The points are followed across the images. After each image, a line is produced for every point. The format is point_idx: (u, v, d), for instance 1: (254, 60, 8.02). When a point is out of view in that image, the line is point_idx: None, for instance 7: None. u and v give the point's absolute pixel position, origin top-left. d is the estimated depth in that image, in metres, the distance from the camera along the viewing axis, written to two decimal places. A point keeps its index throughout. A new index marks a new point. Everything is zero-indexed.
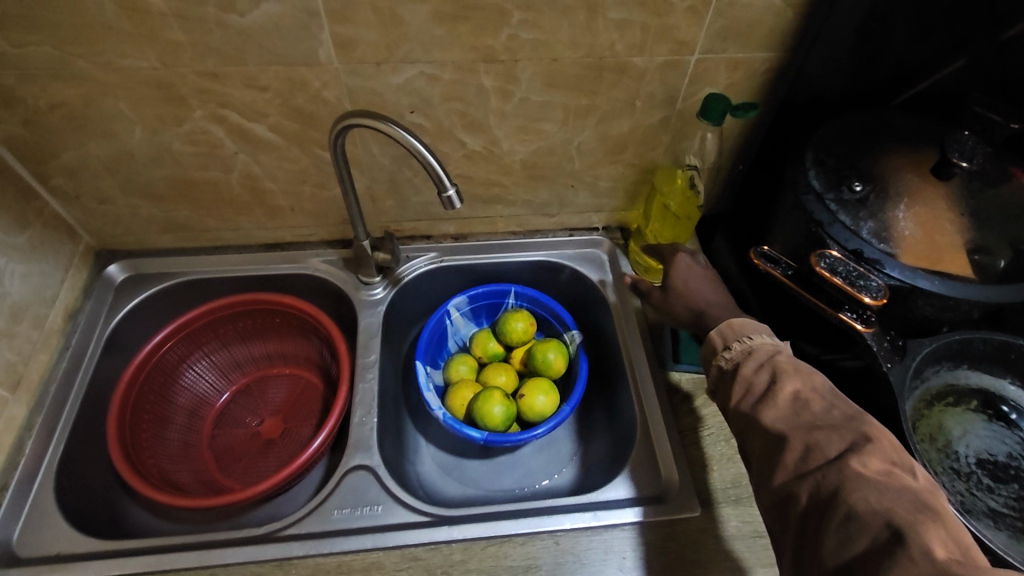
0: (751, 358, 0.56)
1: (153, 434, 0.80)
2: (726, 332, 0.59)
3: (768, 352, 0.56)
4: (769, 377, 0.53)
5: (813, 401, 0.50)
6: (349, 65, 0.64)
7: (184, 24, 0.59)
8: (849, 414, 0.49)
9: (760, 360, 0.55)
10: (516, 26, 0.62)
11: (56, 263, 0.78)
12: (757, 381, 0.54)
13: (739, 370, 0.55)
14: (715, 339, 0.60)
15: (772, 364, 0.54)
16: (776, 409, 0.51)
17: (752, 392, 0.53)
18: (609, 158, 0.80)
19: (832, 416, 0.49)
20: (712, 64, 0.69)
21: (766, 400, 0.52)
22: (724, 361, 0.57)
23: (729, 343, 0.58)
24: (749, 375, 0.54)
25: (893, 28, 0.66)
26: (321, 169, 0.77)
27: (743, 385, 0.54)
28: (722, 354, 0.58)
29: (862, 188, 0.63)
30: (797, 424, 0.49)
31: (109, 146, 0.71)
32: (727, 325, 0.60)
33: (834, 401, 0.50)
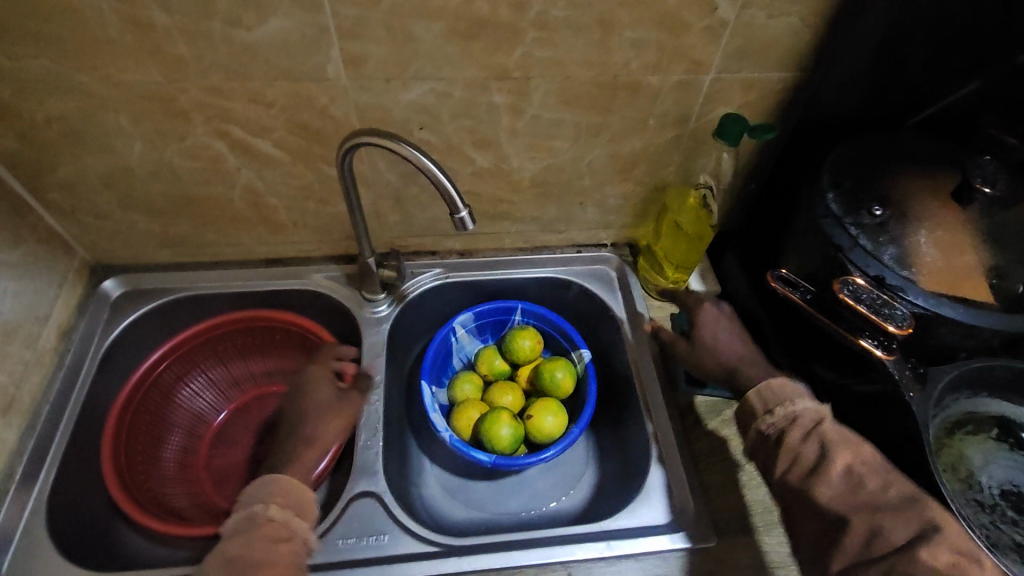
0: (796, 427, 0.57)
1: (148, 455, 0.78)
2: (766, 395, 0.60)
3: (810, 420, 0.58)
4: (819, 451, 0.56)
5: (867, 478, 0.53)
6: (357, 82, 0.63)
7: (188, 38, 0.57)
8: (904, 493, 0.52)
9: (807, 430, 0.57)
10: (530, 43, 0.61)
11: (50, 279, 0.76)
12: (805, 453, 0.56)
13: (786, 440, 0.57)
14: (756, 401, 0.61)
15: (820, 435, 0.56)
16: (831, 487, 0.54)
17: (798, 466, 0.56)
18: (620, 175, 0.79)
19: (887, 495, 0.52)
20: (727, 84, 0.68)
21: (818, 474, 0.54)
22: (766, 426, 0.59)
23: (770, 406, 0.60)
24: (797, 447, 0.56)
25: (911, 51, 0.65)
26: (326, 186, 0.75)
27: (790, 457, 0.56)
28: (763, 418, 0.59)
29: (882, 213, 0.62)
30: (855, 505, 0.52)
31: (107, 160, 0.69)
32: (766, 386, 0.61)
33: (889, 479, 0.53)
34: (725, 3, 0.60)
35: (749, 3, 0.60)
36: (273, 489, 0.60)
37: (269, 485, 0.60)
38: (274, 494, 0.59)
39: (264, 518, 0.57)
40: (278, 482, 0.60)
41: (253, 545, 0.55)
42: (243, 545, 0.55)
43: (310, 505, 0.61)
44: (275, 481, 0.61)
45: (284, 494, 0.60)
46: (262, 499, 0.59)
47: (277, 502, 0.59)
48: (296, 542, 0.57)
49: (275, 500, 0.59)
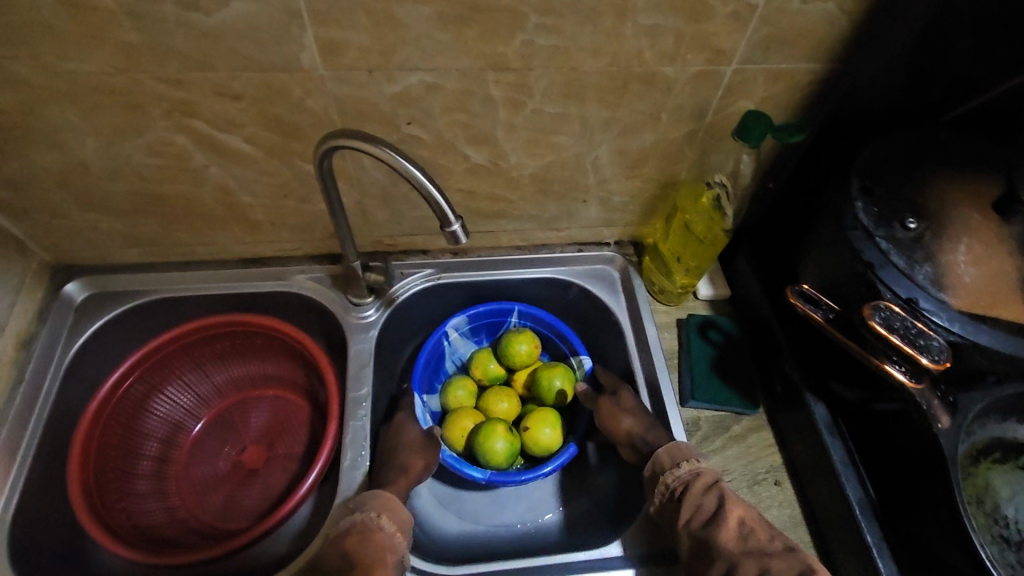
0: (698, 479, 0.58)
1: (120, 470, 0.73)
2: (675, 452, 0.62)
3: (712, 477, 0.59)
4: (717, 500, 0.56)
5: (758, 529, 0.53)
6: (336, 72, 0.55)
7: (138, 22, 0.50)
8: (787, 545, 0.51)
9: (707, 483, 0.58)
10: (532, 30, 0.54)
11: (5, 285, 0.69)
12: (705, 503, 0.56)
13: (688, 491, 0.58)
14: (664, 457, 0.62)
15: (717, 488, 0.57)
16: (728, 531, 0.53)
17: (700, 515, 0.56)
18: (627, 172, 0.73)
19: (774, 545, 0.51)
20: (750, 76, 0.61)
21: (717, 522, 0.54)
22: (671, 480, 0.60)
23: (677, 462, 0.61)
24: (697, 497, 0.57)
25: (956, 40, 0.58)
26: (305, 183, 0.68)
27: (691, 505, 0.57)
28: (670, 472, 0.61)
29: (916, 226, 0.56)
30: (748, 551, 0.51)
31: (58, 157, 0.62)
32: (674, 446, 0.63)
33: (776, 531, 0.52)
34: None
35: None
36: (383, 502, 0.60)
37: (379, 496, 0.61)
38: (382, 506, 0.60)
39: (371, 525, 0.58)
40: (387, 498, 0.61)
41: (363, 548, 0.55)
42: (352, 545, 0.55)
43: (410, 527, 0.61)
44: (383, 495, 0.61)
45: (391, 508, 0.60)
46: (374, 508, 0.59)
47: (386, 514, 0.59)
48: (394, 556, 0.56)
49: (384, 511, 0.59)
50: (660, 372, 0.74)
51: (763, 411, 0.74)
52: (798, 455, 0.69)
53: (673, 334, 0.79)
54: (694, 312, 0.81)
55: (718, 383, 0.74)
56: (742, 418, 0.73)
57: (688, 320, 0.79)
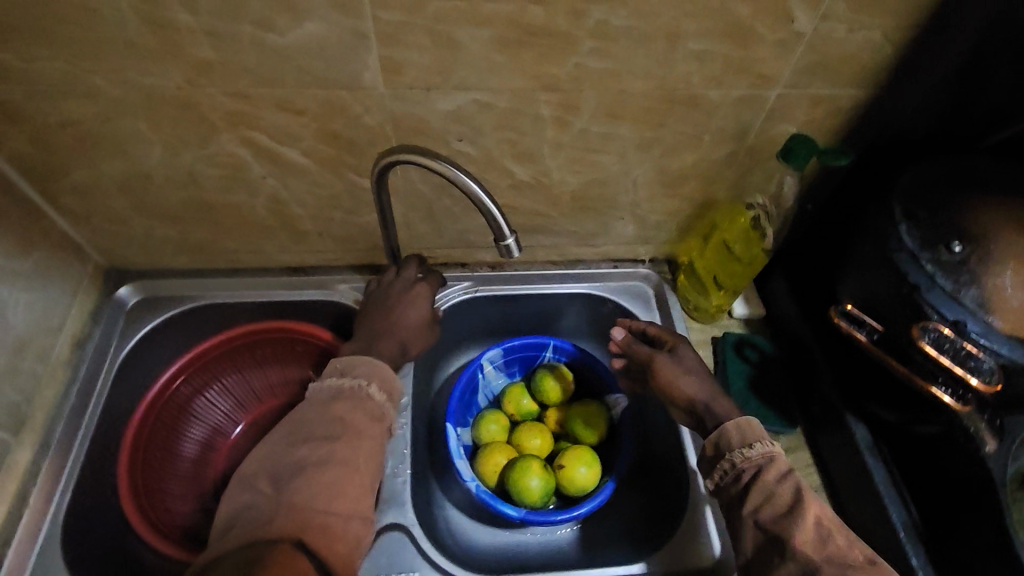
0: (772, 466, 0.54)
1: (164, 471, 0.75)
2: (745, 429, 0.57)
3: (786, 464, 0.55)
4: (793, 493, 0.52)
5: (835, 532, 0.49)
6: (394, 91, 0.58)
7: (214, 41, 0.53)
8: (870, 557, 0.48)
9: (782, 472, 0.54)
10: (585, 53, 0.56)
11: (63, 287, 0.72)
12: (779, 494, 0.52)
13: (760, 477, 0.53)
14: (732, 434, 0.57)
15: (793, 479, 0.53)
16: (802, 528, 0.49)
17: (773, 504, 0.52)
18: (666, 191, 0.74)
19: (854, 553, 0.48)
20: (794, 100, 0.63)
21: (792, 518, 0.50)
22: (738, 460, 0.56)
23: (747, 442, 0.57)
24: (770, 485, 0.53)
25: (1000, 68, 0.59)
26: (354, 195, 0.70)
27: (763, 492, 0.53)
28: (737, 452, 0.56)
29: (961, 249, 0.57)
30: (824, 554, 0.48)
31: (124, 166, 0.65)
32: (746, 423, 0.58)
33: (854, 539, 0.49)
34: (803, 14, 0.54)
35: (830, 13, 0.54)
36: (375, 371, 0.60)
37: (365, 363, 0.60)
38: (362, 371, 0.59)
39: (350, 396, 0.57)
40: (377, 365, 0.60)
41: (354, 411, 0.55)
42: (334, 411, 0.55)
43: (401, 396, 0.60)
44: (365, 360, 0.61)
45: (383, 380, 0.59)
46: (364, 376, 0.59)
47: (377, 382, 0.59)
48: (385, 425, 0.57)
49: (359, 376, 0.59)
50: None
51: (801, 432, 0.74)
52: (837, 476, 0.69)
53: (708, 351, 0.80)
54: (728, 330, 0.82)
55: (755, 402, 0.74)
56: (778, 438, 0.74)
57: (723, 338, 0.79)
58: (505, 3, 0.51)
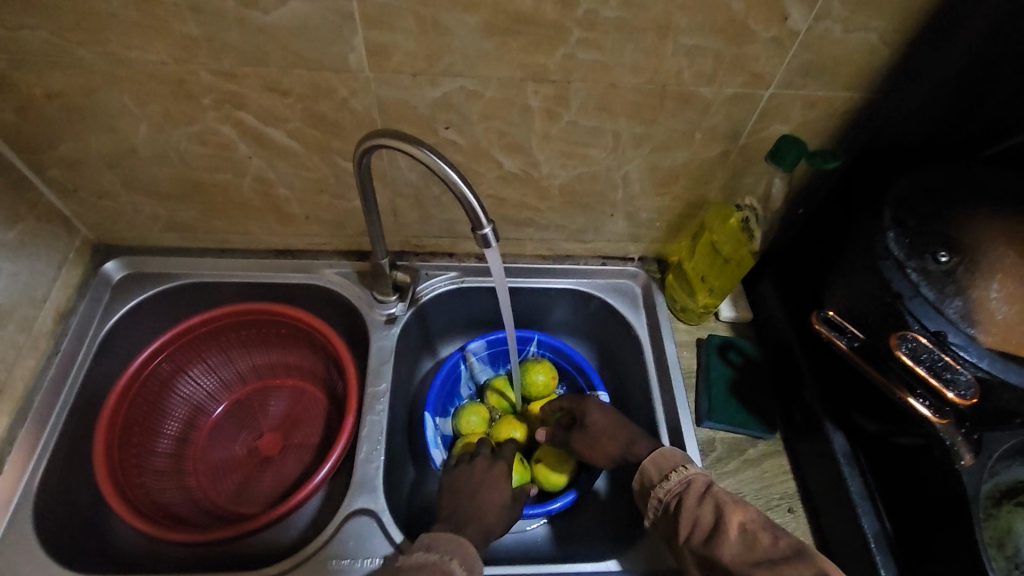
0: (689, 489, 0.58)
1: (142, 446, 0.76)
2: (660, 462, 0.62)
3: (702, 482, 0.59)
4: (713, 510, 0.55)
5: (759, 533, 0.52)
6: (380, 74, 0.57)
7: (199, 17, 0.52)
8: (795, 546, 0.50)
9: (700, 492, 0.57)
10: (573, 44, 0.55)
11: (49, 259, 0.72)
12: (702, 514, 0.56)
13: (682, 504, 0.57)
14: (649, 469, 0.62)
15: (711, 494, 0.57)
16: (729, 545, 0.52)
17: (700, 527, 0.55)
18: (657, 189, 0.73)
19: (779, 548, 0.50)
20: (787, 101, 0.62)
21: (717, 535, 0.53)
22: (662, 493, 0.60)
23: (664, 473, 0.61)
24: (693, 508, 0.56)
25: (1000, 78, 0.57)
26: (341, 180, 0.70)
27: (688, 518, 0.56)
28: (660, 486, 0.61)
29: (948, 260, 0.56)
30: (751, 562, 0.50)
31: (111, 140, 0.64)
32: (659, 454, 0.63)
33: (777, 532, 0.51)
34: (798, 13, 0.53)
35: (825, 13, 0.53)
36: (456, 546, 0.57)
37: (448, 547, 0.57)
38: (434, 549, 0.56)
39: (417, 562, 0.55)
40: (460, 542, 0.57)
41: None
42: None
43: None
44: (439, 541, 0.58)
45: (452, 550, 0.56)
46: (441, 551, 0.56)
47: (458, 559, 0.55)
48: None
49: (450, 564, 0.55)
50: (675, 391, 0.74)
51: (781, 438, 0.73)
52: (814, 483, 0.68)
53: (692, 353, 0.79)
54: (714, 333, 0.81)
55: (735, 405, 0.74)
56: (757, 442, 0.73)
57: (707, 341, 0.79)
58: None
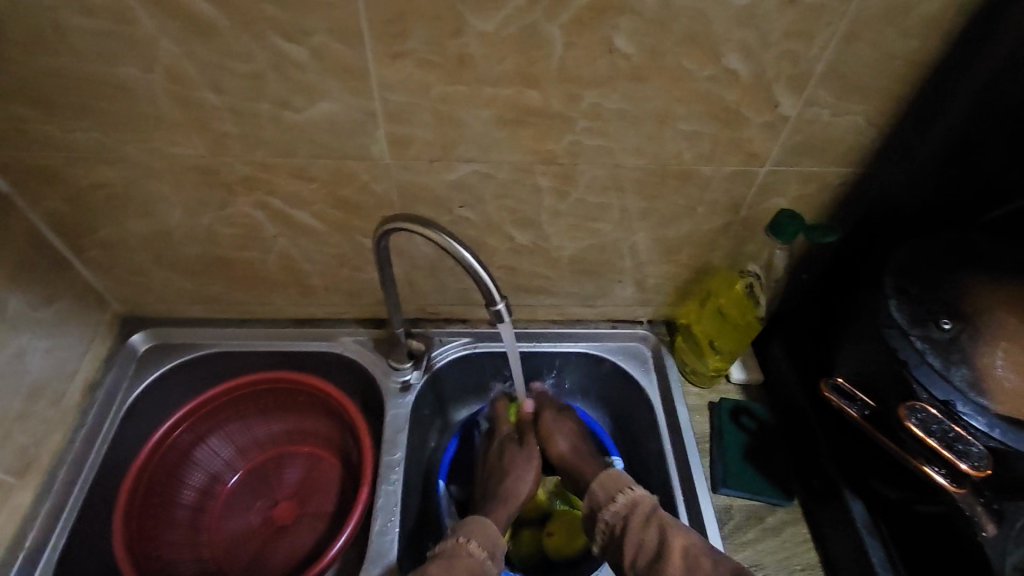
0: (636, 513, 0.61)
1: (160, 517, 0.77)
2: (607, 486, 0.65)
3: (648, 504, 0.62)
4: (657, 534, 0.58)
5: (701, 556, 0.55)
6: (400, 161, 0.61)
7: (236, 117, 0.57)
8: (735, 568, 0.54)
9: (644, 515, 0.60)
10: (579, 132, 0.59)
11: (81, 334, 0.76)
12: (647, 539, 0.58)
13: (629, 529, 0.60)
14: (598, 492, 0.65)
15: (656, 518, 0.59)
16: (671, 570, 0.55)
17: (644, 552, 0.58)
18: (663, 257, 0.76)
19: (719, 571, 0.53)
20: (784, 176, 0.65)
21: (661, 559, 0.56)
22: (609, 516, 0.62)
23: (612, 497, 0.64)
24: (638, 534, 0.59)
25: (986, 153, 0.60)
26: (360, 255, 0.73)
27: (634, 543, 0.59)
28: (607, 509, 0.63)
29: (951, 327, 0.57)
30: None
31: (147, 225, 0.69)
32: (607, 478, 0.66)
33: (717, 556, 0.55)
34: (787, 101, 0.57)
35: (814, 100, 0.57)
36: (478, 526, 0.64)
37: (499, 539, 0.63)
38: (487, 539, 0.63)
39: (479, 554, 0.60)
40: (481, 525, 0.64)
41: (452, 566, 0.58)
42: (460, 568, 0.58)
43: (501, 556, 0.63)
44: (483, 523, 0.64)
45: (484, 535, 0.63)
46: (466, 534, 0.62)
47: (477, 539, 0.62)
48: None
49: (498, 560, 0.62)
50: (691, 457, 0.74)
51: (799, 504, 0.73)
52: (836, 552, 0.67)
53: (705, 418, 0.79)
54: (726, 396, 0.81)
55: (751, 472, 0.73)
56: (776, 509, 0.72)
57: (720, 404, 0.79)
58: (504, 87, 0.55)
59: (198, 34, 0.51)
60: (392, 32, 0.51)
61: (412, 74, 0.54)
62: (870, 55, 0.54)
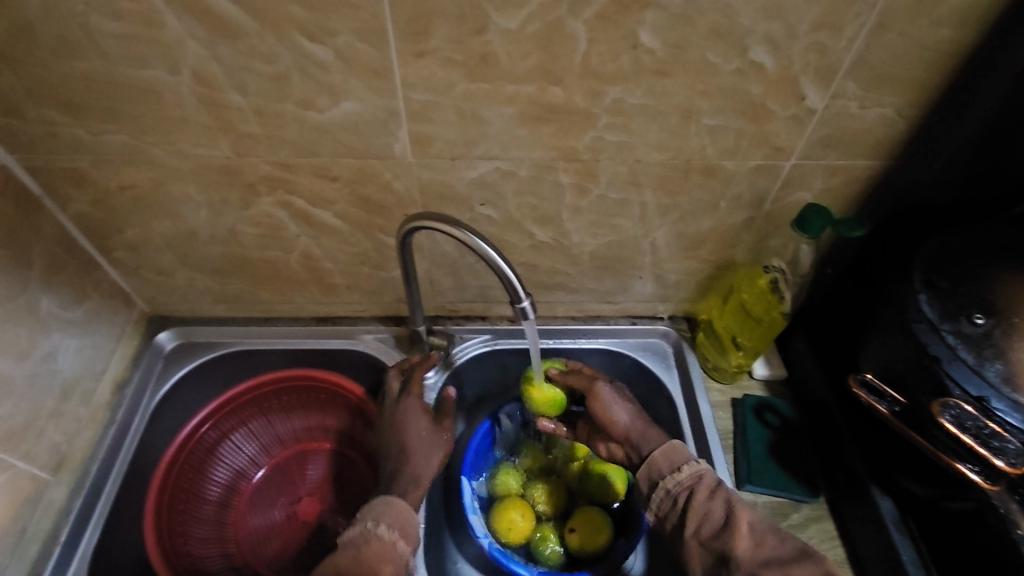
0: (702, 484, 0.60)
1: (188, 513, 0.78)
2: (671, 455, 0.64)
3: (713, 479, 0.61)
4: (724, 508, 0.58)
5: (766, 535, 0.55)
6: (422, 160, 0.62)
7: (261, 118, 0.58)
8: (801, 548, 0.54)
9: (711, 488, 0.60)
10: (602, 128, 0.59)
11: (109, 333, 0.77)
12: (713, 510, 0.58)
13: (694, 498, 0.59)
14: (661, 460, 0.64)
15: (722, 493, 0.59)
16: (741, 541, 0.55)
17: (709, 523, 0.57)
18: (684, 252, 0.75)
19: (786, 548, 0.54)
20: (809, 170, 0.64)
21: (729, 530, 0.56)
22: (672, 484, 0.61)
23: (675, 466, 0.63)
24: (704, 505, 0.59)
25: (1019, 143, 0.58)
26: (382, 253, 0.74)
27: (698, 514, 0.58)
28: (669, 477, 0.62)
29: (984, 322, 0.56)
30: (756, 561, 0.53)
31: (173, 225, 0.70)
32: (671, 446, 0.64)
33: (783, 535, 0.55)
34: (814, 94, 0.56)
35: (841, 92, 0.56)
36: (382, 510, 0.61)
37: (406, 515, 0.62)
38: (397, 518, 0.61)
39: (389, 537, 0.59)
40: (385, 505, 0.62)
41: (361, 560, 0.56)
42: (367, 558, 0.57)
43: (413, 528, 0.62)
44: (393, 504, 0.63)
45: (393, 516, 0.61)
46: (374, 518, 0.61)
47: (385, 523, 0.60)
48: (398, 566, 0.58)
49: (412, 536, 0.61)
50: (714, 453, 0.74)
51: (824, 501, 0.72)
52: (864, 551, 0.66)
53: (727, 414, 0.79)
54: (748, 392, 0.81)
55: (775, 469, 0.73)
56: (801, 506, 0.71)
57: (742, 400, 0.79)
58: (526, 84, 0.55)
59: (224, 36, 0.51)
60: (416, 31, 0.51)
61: (435, 72, 0.54)
62: (900, 45, 0.53)
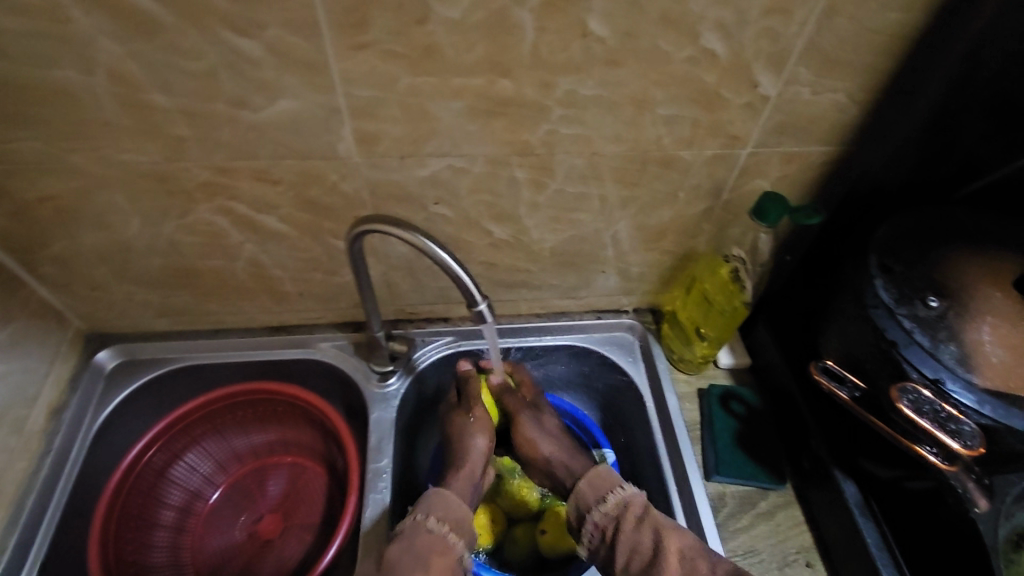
0: (627, 513, 0.59)
1: (139, 541, 0.74)
2: (596, 485, 0.63)
3: (640, 503, 0.60)
4: (652, 536, 0.57)
5: (699, 561, 0.55)
6: (370, 159, 0.59)
7: (190, 119, 0.54)
8: (733, 570, 0.53)
9: (636, 516, 0.59)
10: (555, 121, 0.57)
11: (42, 355, 0.72)
12: (641, 541, 0.57)
13: (622, 529, 0.58)
14: (587, 492, 0.63)
15: (649, 520, 0.58)
16: (672, 572, 0.54)
17: (639, 554, 0.57)
18: (646, 245, 0.74)
19: (719, 575, 0.53)
20: (765, 157, 0.64)
21: (658, 561, 0.55)
22: (598, 517, 0.61)
23: (601, 497, 0.62)
24: (632, 534, 0.58)
25: (965, 125, 0.59)
26: (333, 258, 0.70)
27: (628, 545, 0.57)
28: (595, 510, 0.61)
29: (938, 304, 0.56)
30: None
31: (104, 237, 0.65)
32: (596, 475, 0.64)
33: (717, 559, 0.54)
34: (767, 81, 0.56)
35: (794, 78, 0.56)
36: (436, 500, 0.61)
37: (459, 506, 0.61)
38: (449, 511, 0.60)
39: (440, 530, 0.58)
40: (440, 496, 0.61)
41: (414, 549, 0.56)
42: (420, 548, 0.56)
43: (467, 521, 0.60)
44: (443, 494, 0.61)
45: (444, 507, 0.60)
46: (425, 510, 0.60)
47: (435, 515, 0.59)
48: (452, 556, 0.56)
49: (465, 529, 0.60)
50: (683, 446, 0.73)
51: (791, 487, 0.72)
52: (830, 534, 0.67)
53: (694, 405, 0.78)
54: (714, 382, 0.81)
55: (743, 458, 0.73)
56: (769, 493, 0.72)
57: (709, 391, 0.78)
58: (474, 77, 0.52)
59: (141, 31, 0.47)
60: (353, 23, 0.48)
61: (377, 66, 0.51)
62: (849, 30, 0.52)
